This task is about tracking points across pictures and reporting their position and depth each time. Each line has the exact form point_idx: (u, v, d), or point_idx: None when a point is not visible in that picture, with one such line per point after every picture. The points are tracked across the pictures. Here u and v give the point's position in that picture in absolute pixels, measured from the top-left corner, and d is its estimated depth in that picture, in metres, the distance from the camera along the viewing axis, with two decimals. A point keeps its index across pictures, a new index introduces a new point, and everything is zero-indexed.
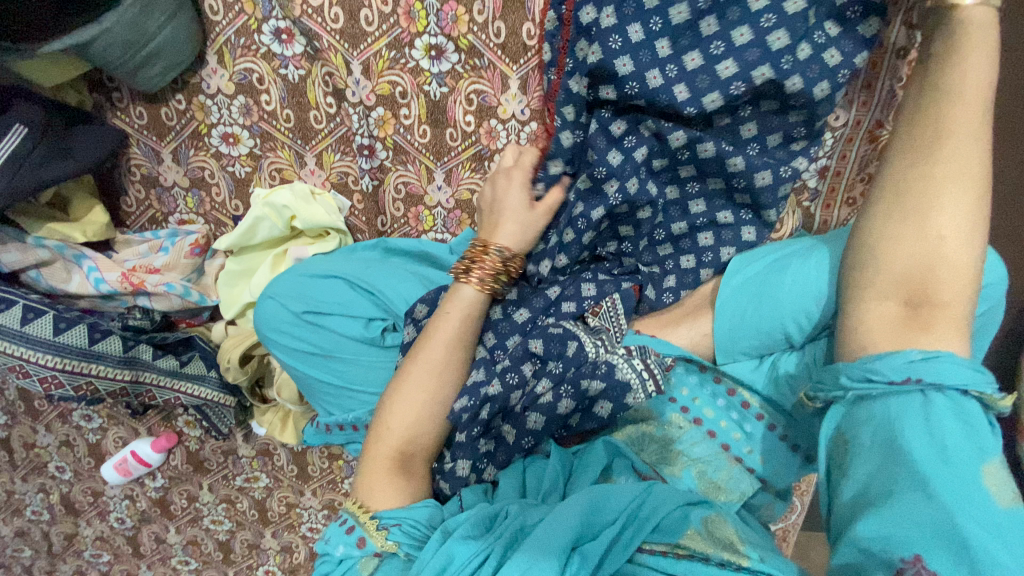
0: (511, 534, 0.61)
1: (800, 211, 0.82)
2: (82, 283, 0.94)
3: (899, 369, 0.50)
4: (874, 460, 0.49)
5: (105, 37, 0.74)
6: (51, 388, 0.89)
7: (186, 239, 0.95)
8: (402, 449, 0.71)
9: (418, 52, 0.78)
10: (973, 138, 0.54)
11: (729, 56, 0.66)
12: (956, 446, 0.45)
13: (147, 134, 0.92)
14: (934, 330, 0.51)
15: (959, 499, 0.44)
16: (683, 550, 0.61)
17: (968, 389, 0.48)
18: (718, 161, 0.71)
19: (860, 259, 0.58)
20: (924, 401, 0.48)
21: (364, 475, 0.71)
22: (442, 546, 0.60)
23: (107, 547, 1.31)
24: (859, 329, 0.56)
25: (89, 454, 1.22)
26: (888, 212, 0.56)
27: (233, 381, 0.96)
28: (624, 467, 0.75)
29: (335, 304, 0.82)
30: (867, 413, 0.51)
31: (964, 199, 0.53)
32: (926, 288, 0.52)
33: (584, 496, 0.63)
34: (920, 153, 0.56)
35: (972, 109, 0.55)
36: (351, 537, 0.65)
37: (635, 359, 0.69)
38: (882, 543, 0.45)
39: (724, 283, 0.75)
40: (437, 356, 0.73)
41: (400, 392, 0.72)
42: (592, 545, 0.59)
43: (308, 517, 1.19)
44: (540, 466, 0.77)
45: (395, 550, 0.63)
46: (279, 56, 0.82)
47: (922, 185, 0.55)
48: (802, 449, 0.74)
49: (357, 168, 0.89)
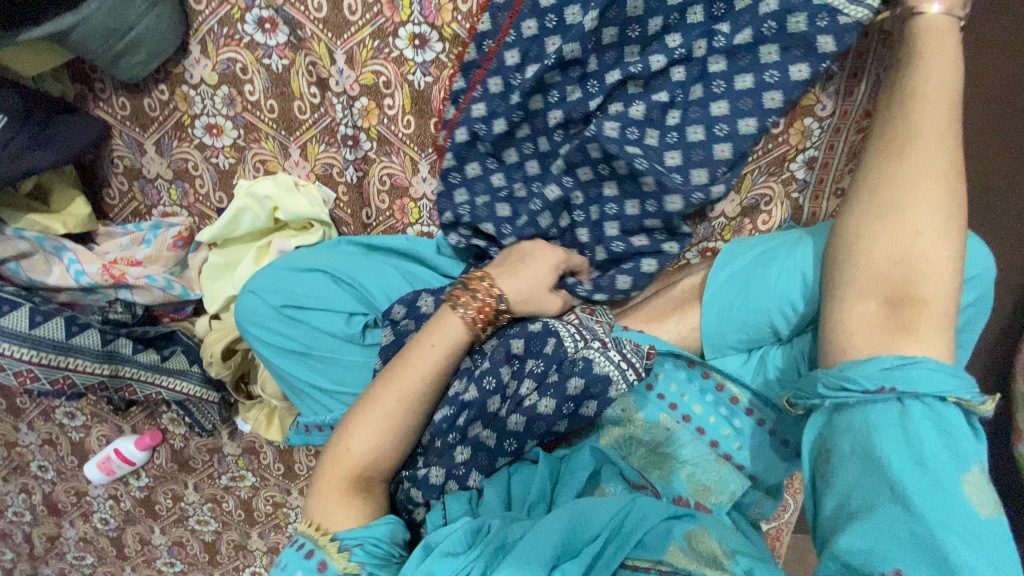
0: (493, 551, 0.60)
1: (789, 204, 0.82)
2: (62, 275, 0.92)
3: (875, 378, 0.48)
4: (854, 470, 0.48)
5: (86, 26, 0.74)
6: (27, 381, 0.88)
7: (168, 231, 0.94)
8: (360, 471, 0.68)
9: (402, 42, 0.78)
10: (944, 134, 0.55)
11: (663, 88, 0.71)
12: (935, 455, 0.45)
13: (130, 125, 0.91)
14: (915, 332, 0.50)
15: (940, 513, 0.43)
16: (666, 566, 0.60)
17: (947, 396, 0.46)
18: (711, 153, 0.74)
19: (839, 258, 0.56)
20: (902, 410, 0.47)
21: (317, 492, 0.68)
22: (424, 562, 0.61)
23: (91, 549, 1.29)
24: (838, 329, 0.54)
25: (71, 453, 1.20)
26: (864, 209, 0.55)
27: (216, 375, 0.95)
28: (612, 475, 0.74)
29: (316, 301, 0.81)
30: (847, 421, 0.50)
31: (941, 198, 0.52)
32: (907, 287, 0.51)
33: (566, 511, 0.62)
34: (891, 150, 0.56)
35: (938, 107, 0.56)
36: (309, 563, 0.62)
37: (611, 351, 0.70)
38: (865, 558, 0.44)
39: (711, 277, 0.75)
40: (412, 380, 0.70)
41: (369, 413, 0.69)
42: (574, 563, 0.58)
43: (294, 517, 1.17)
44: (527, 473, 0.75)
45: (358, 570, 0.61)
46: (262, 45, 0.82)
47: (901, 182, 0.54)
48: (792, 444, 0.73)
49: (342, 160, 0.88)
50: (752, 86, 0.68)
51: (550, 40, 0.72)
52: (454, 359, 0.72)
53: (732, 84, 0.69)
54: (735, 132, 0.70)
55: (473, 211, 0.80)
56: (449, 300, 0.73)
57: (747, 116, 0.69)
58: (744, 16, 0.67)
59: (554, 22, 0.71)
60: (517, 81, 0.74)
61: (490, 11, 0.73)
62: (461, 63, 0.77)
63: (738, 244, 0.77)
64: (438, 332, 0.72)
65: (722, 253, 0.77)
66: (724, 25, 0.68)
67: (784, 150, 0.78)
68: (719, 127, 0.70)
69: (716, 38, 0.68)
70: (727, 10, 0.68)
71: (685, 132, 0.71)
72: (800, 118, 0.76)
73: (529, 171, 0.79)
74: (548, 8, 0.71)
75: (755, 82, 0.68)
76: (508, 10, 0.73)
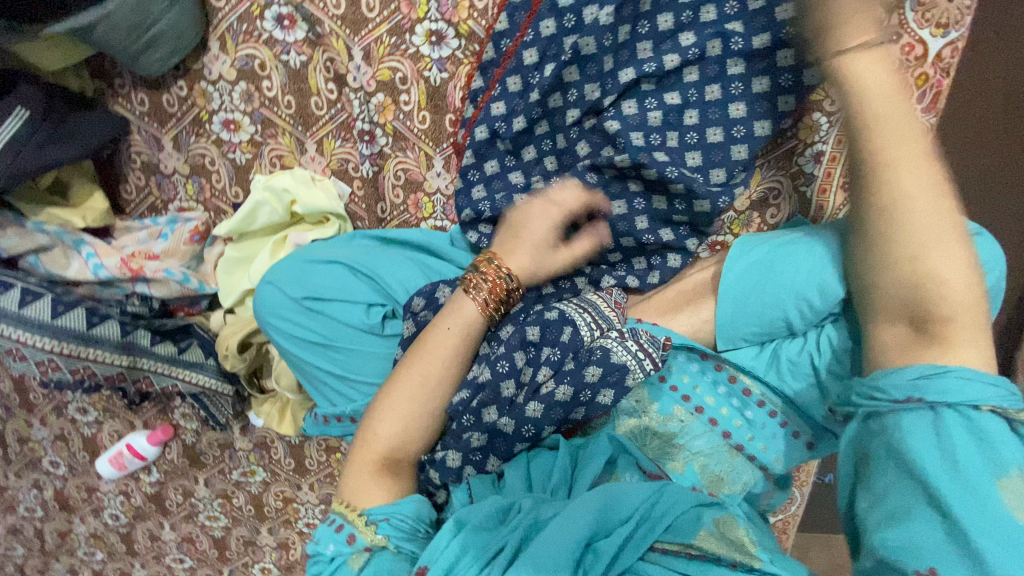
0: (525, 528, 0.61)
1: (797, 197, 0.83)
2: (81, 269, 0.93)
3: (903, 388, 0.50)
4: (889, 473, 0.49)
5: (109, 21, 0.75)
6: (49, 370, 0.90)
7: (186, 226, 0.96)
8: (390, 453, 0.72)
9: (418, 38, 0.80)
10: (909, 152, 0.56)
11: (675, 89, 0.74)
12: (969, 459, 0.45)
13: (148, 121, 0.92)
14: (951, 344, 0.51)
15: (975, 515, 0.43)
16: (696, 550, 0.60)
17: (980, 406, 0.48)
18: (723, 147, 0.74)
19: (862, 291, 0.58)
20: (935, 417, 0.48)
21: (351, 473, 0.71)
22: (456, 536, 0.60)
23: (101, 545, 1.29)
24: (874, 352, 0.56)
25: (83, 448, 1.21)
26: (865, 243, 0.58)
27: (232, 368, 0.96)
28: (629, 465, 0.75)
29: (335, 292, 0.82)
30: (878, 427, 0.52)
31: (926, 216, 0.54)
32: (926, 307, 0.52)
33: (598, 493, 0.63)
34: (865, 185, 0.58)
35: (895, 129, 0.57)
36: (340, 535, 0.66)
37: (629, 341, 0.73)
38: (899, 555, 0.46)
39: (725, 271, 0.76)
40: (432, 367, 0.74)
41: (391, 400, 0.73)
42: (608, 541, 0.59)
43: (305, 512, 1.17)
44: (547, 459, 0.76)
45: (385, 543, 0.64)
46: (281, 42, 0.83)
47: (879, 214, 0.56)
48: (803, 435, 0.75)
49: (357, 155, 0.89)
50: (767, 90, 0.72)
51: (568, 40, 0.74)
52: (470, 343, 0.75)
53: (750, 87, 0.72)
54: (751, 133, 0.74)
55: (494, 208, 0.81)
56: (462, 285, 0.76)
57: (762, 117, 0.73)
58: (758, 18, 0.70)
59: (572, 22, 0.73)
60: (535, 80, 0.76)
61: (507, 11, 0.75)
62: (480, 63, 0.79)
63: (751, 238, 0.78)
64: (455, 317, 0.75)
65: (735, 245, 0.78)
66: (736, 28, 0.71)
67: (792, 144, 0.80)
68: (736, 129, 0.74)
69: (733, 39, 0.71)
70: (738, 10, 0.71)
71: (705, 133, 0.75)
72: (809, 114, 0.77)
73: (547, 165, 0.81)
74: (566, 8, 0.73)
75: (771, 86, 0.72)
76: (526, 11, 0.75)
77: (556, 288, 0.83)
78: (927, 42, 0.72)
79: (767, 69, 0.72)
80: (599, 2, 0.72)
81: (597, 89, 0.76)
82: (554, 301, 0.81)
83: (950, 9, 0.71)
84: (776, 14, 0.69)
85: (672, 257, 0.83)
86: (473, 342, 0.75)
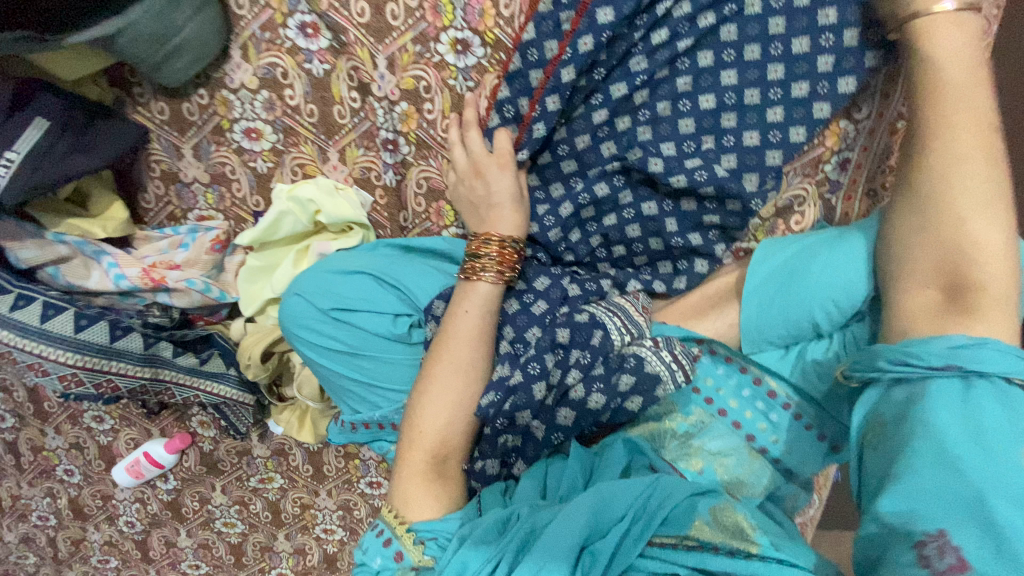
0: (521, 539, 0.63)
1: (821, 204, 0.84)
2: (101, 279, 0.93)
3: (943, 355, 0.51)
4: (902, 438, 0.50)
5: (131, 30, 0.73)
6: (71, 385, 0.91)
7: (206, 235, 0.94)
8: (436, 450, 0.74)
9: (444, 46, 0.79)
10: (976, 121, 0.59)
11: (711, 90, 0.75)
12: (994, 431, 0.46)
13: (167, 129, 0.91)
14: (979, 312, 0.55)
15: (991, 481, 0.44)
16: (692, 541, 0.62)
17: (1011, 377, 0.49)
18: (758, 152, 0.76)
19: (896, 252, 0.63)
20: (965, 385, 0.50)
21: (399, 482, 0.74)
22: (458, 551, 0.63)
23: (116, 552, 1.29)
24: (901, 316, 0.60)
25: (99, 456, 1.20)
26: (912, 209, 0.62)
27: (253, 378, 0.96)
28: (642, 467, 0.76)
29: (360, 302, 0.82)
30: (905, 393, 0.53)
31: (976, 182, 0.58)
32: (966, 272, 0.57)
33: (591, 494, 0.64)
34: (923, 145, 0.61)
35: (957, 96, 0.60)
36: (389, 551, 0.69)
37: (663, 351, 0.75)
38: (908, 516, 0.47)
39: (753, 271, 0.76)
40: (460, 354, 0.76)
41: (430, 394, 0.75)
42: (603, 542, 0.61)
43: (323, 517, 1.18)
44: (560, 465, 0.78)
45: (432, 563, 0.67)
46: (304, 50, 0.82)
47: (939, 177, 0.60)
48: (828, 438, 0.75)
49: (381, 164, 0.88)
50: (806, 94, 0.73)
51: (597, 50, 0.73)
52: (489, 318, 0.77)
53: (789, 91, 0.73)
54: (787, 139, 0.75)
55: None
56: (467, 272, 0.78)
57: (799, 124, 0.74)
58: (800, 17, 0.70)
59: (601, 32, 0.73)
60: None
61: (535, 21, 0.73)
62: (506, 72, 0.77)
63: (774, 242, 0.77)
64: (468, 298, 0.78)
65: (759, 248, 0.77)
66: (768, 40, 0.71)
67: (819, 152, 0.80)
68: (772, 134, 0.75)
69: (774, 44, 0.71)
70: (784, 3, 0.70)
71: (742, 137, 0.76)
72: (836, 121, 0.78)
73: (564, 167, 0.82)
74: (604, 26, 0.71)
75: (809, 91, 0.73)
76: (555, 21, 0.72)
77: (582, 292, 0.83)
78: None
79: (807, 74, 0.72)
80: (629, 14, 0.72)
81: (624, 88, 0.75)
82: (582, 304, 0.81)
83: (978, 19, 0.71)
84: (817, 17, 0.69)
85: (700, 262, 0.83)
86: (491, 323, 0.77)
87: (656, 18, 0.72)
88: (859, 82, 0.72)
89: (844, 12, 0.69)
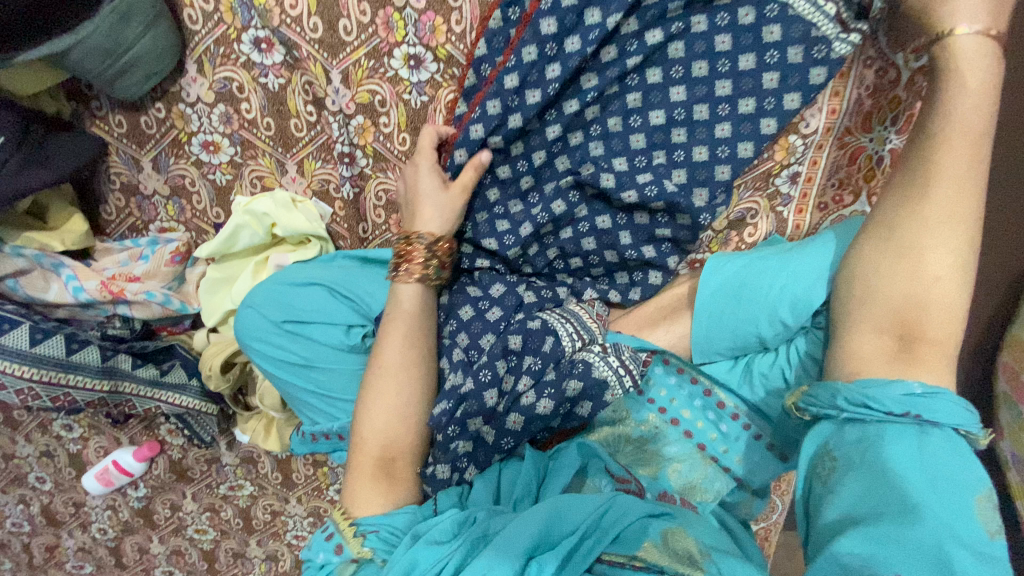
0: (473, 540, 0.64)
1: (774, 217, 0.85)
2: (60, 292, 0.95)
3: (900, 402, 0.53)
4: (862, 481, 0.51)
5: (82, 46, 0.74)
6: (29, 400, 0.92)
7: (166, 247, 0.95)
8: (384, 452, 0.76)
9: (397, 62, 0.80)
10: (967, 169, 0.57)
11: (661, 107, 0.75)
12: (948, 477, 0.49)
13: (127, 142, 0.92)
14: (923, 365, 0.56)
15: (945, 527, 0.46)
16: (640, 562, 0.62)
17: (959, 427, 0.52)
18: (708, 167, 0.77)
19: (856, 292, 0.61)
20: (920, 432, 0.52)
21: (351, 483, 0.76)
22: (408, 549, 0.64)
23: (89, 559, 1.30)
24: (849, 358, 0.60)
25: (69, 464, 1.21)
26: (883, 252, 0.60)
27: (215, 389, 0.97)
28: (598, 470, 0.76)
29: (313, 313, 0.82)
30: (859, 432, 0.54)
31: (953, 239, 0.57)
32: (917, 325, 0.57)
33: (546, 505, 0.65)
34: (915, 189, 0.59)
35: (964, 146, 0.57)
36: (330, 544, 0.70)
37: (611, 356, 0.75)
38: (865, 559, 0.46)
39: (703, 282, 0.76)
40: (393, 360, 0.78)
41: (369, 402, 0.77)
42: (551, 554, 0.61)
43: (294, 524, 1.18)
44: (515, 468, 0.78)
45: (372, 555, 0.68)
46: (259, 65, 0.83)
47: (917, 225, 0.58)
48: (777, 448, 0.76)
49: (338, 176, 0.89)
50: (753, 111, 0.73)
51: (550, 68, 0.73)
52: (422, 326, 0.79)
53: (736, 108, 0.74)
54: (735, 155, 0.76)
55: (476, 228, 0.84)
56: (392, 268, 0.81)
57: (746, 140, 0.75)
58: (746, 34, 0.70)
59: (554, 50, 0.72)
60: (515, 104, 0.76)
61: (486, 38, 0.74)
62: (461, 88, 0.78)
63: (727, 253, 0.78)
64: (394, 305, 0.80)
65: (710, 260, 0.77)
66: (716, 57, 0.72)
67: (769, 165, 0.81)
68: (720, 149, 0.76)
69: (720, 61, 0.72)
70: (729, 21, 0.70)
71: (691, 152, 0.76)
72: (785, 136, 0.79)
73: (522, 185, 0.81)
74: (548, 36, 0.72)
75: (756, 108, 0.73)
76: (505, 36, 0.74)
77: (538, 298, 0.83)
78: (900, 67, 0.72)
79: (754, 90, 0.73)
80: (581, 32, 0.71)
81: (576, 104, 0.76)
82: (536, 311, 0.81)
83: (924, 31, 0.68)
84: (762, 34, 0.70)
85: (654, 274, 0.84)
86: (427, 331, 0.80)
87: (607, 29, 0.70)
88: (805, 98, 0.72)
89: (789, 31, 0.69)
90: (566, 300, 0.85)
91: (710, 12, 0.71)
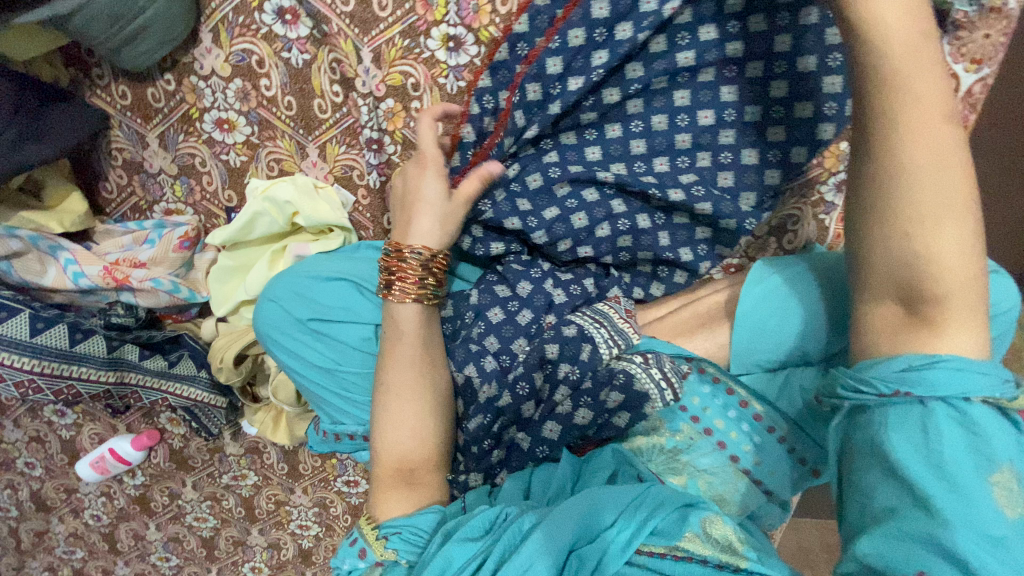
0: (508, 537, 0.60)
1: (815, 224, 0.83)
2: (59, 277, 0.89)
3: (891, 380, 0.45)
4: (868, 471, 0.44)
5: (88, 8, 0.66)
6: (28, 392, 0.87)
7: (174, 231, 0.89)
8: (404, 462, 0.74)
9: (434, 42, 0.74)
10: (928, 98, 0.45)
11: (710, 106, 0.71)
12: (955, 457, 0.41)
13: (131, 116, 0.85)
14: (943, 330, 0.44)
15: (964, 515, 0.39)
16: (681, 551, 0.58)
17: (972, 396, 0.43)
18: (758, 170, 0.74)
19: (852, 263, 0.50)
20: (924, 411, 0.43)
21: (376, 490, 0.73)
22: (441, 548, 0.61)
23: (81, 544, 1.26)
24: (861, 340, 0.49)
25: (62, 450, 1.15)
26: (863, 215, 0.49)
27: (226, 380, 0.92)
28: (630, 479, 0.71)
29: (338, 311, 0.78)
30: (863, 421, 0.46)
31: (944, 177, 0.45)
32: (928, 288, 0.45)
33: (584, 499, 0.62)
34: (878, 139, 0.47)
35: (915, 75, 0.45)
36: (354, 548, 0.68)
37: (653, 368, 0.73)
38: (884, 559, 0.41)
39: (746, 291, 0.74)
40: (405, 374, 0.74)
41: (390, 410, 0.74)
42: (592, 547, 0.58)
43: (298, 514, 1.16)
44: (549, 470, 0.75)
45: (396, 557, 0.66)
46: (282, 38, 0.76)
47: (891, 178, 0.46)
48: (809, 462, 0.75)
49: (364, 163, 0.83)
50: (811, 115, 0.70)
51: (596, 55, 0.68)
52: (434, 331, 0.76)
53: (791, 111, 0.70)
54: (787, 159, 0.72)
55: (496, 208, 0.77)
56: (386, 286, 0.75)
57: (800, 144, 0.71)
58: (807, 35, 0.66)
59: (603, 36, 0.68)
60: (556, 91, 0.71)
61: (529, 15, 0.69)
62: (489, 61, 0.71)
63: (770, 262, 0.75)
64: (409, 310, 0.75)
65: (753, 268, 0.76)
66: (777, 58, 0.68)
67: (817, 172, 0.79)
68: (772, 153, 0.72)
69: (777, 62, 0.68)
70: (790, 21, 0.66)
71: (740, 155, 0.73)
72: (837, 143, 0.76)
73: (557, 183, 0.76)
74: (598, 20, 0.67)
75: (814, 112, 0.69)
76: (550, 16, 0.68)
77: (568, 297, 0.80)
78: (961, 77, 0.70)
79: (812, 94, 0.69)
80: (633, 20, 0.67)
81: (617, 94, 0.72)
82: (568, 312, 0.79)
83: (986, 44, 0.68)
84: (825, 36, 0.65)
85: (679, 273, 0.82)
86: (436, 339, 0.76)
87: (663, 16, 0.66)
88: None
89: None
90: (596, 299, 0.82)
91: (770, 12, 0.67)
